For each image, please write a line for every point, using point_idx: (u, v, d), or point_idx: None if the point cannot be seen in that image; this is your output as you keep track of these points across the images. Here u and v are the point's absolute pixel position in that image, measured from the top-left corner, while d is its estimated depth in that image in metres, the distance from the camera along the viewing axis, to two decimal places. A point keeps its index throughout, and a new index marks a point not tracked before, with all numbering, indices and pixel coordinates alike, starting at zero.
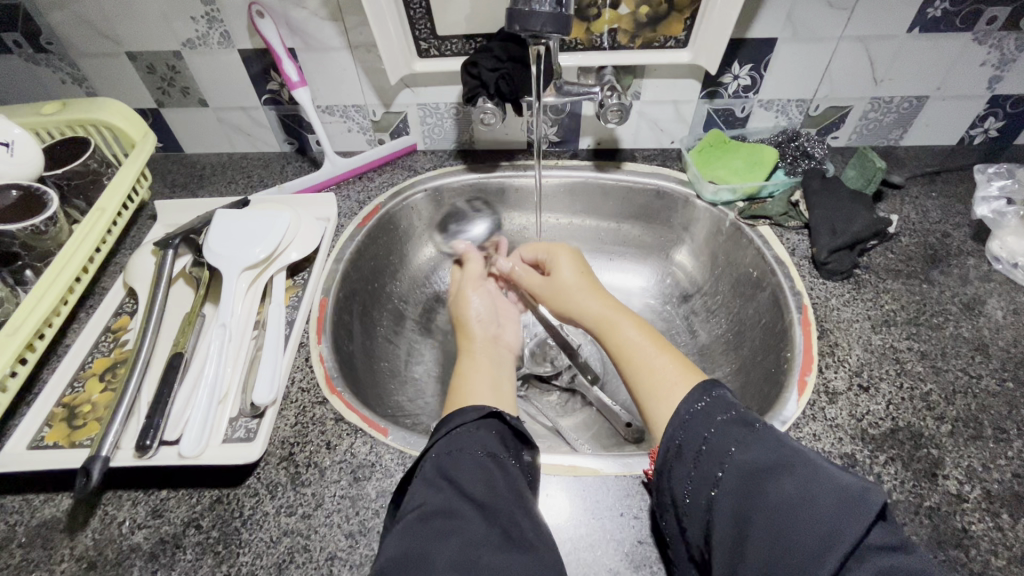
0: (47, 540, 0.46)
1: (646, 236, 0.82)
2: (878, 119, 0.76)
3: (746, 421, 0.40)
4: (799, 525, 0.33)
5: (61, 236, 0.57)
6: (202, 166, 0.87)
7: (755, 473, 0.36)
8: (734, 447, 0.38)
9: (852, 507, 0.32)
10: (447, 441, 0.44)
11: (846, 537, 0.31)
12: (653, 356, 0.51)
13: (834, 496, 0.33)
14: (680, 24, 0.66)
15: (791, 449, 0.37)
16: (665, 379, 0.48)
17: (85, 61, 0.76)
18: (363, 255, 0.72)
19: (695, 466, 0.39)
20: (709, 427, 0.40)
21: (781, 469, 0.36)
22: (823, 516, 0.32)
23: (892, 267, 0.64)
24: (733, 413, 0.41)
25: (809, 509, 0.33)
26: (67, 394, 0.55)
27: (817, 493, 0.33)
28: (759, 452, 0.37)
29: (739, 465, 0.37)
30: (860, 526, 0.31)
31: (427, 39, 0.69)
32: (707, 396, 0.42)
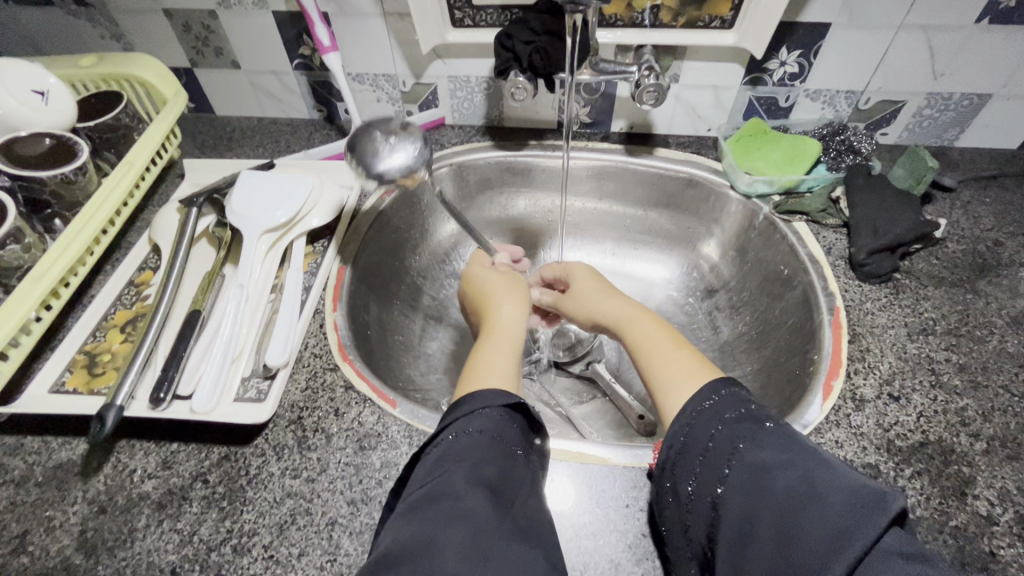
0: (62, 482, 0.48)
1: (674, 227, 0.79)
2: (934, 116, 0.72)
3: (757, 418, 0.39)
4: (806, 523, 0.31)
5: (90, 187, 0.58)
6: (231, 129, 0.87)
7: (762, 469, 0.35)
8: (743, 444, 0.37)
9: (864, 505, 0.30)
10: (474, 419, 0.41)
11: (858, 536, 0.29)
12: (670, 351, 0.49)
13: (845, 497, 0.31)
14: (727, 4, 0.63)
15: (804, 446, 0.36)
16: (678, 373, 0.46)
17: (123, 16, 0.77)
18: (383, 226, 0.72)
19: (701, 461, 0.39)
20: (716, 425, 0.39)
21: (791, 466, 0.34)
22: (834, 517, 0.30)
23: (935, 273, 0.60)
24: (743, 411, 0.39)
25: (816, 506, 0.31)
26: (89, 342, 0.56)
27: (827, 491, 0.32)
28: (771, 449, 0.36)
29: (748, 463, 0.36)
30: (874, 526, 0.29)
31: (462, 7, 0.67)
32: (716, 395, 0.41)
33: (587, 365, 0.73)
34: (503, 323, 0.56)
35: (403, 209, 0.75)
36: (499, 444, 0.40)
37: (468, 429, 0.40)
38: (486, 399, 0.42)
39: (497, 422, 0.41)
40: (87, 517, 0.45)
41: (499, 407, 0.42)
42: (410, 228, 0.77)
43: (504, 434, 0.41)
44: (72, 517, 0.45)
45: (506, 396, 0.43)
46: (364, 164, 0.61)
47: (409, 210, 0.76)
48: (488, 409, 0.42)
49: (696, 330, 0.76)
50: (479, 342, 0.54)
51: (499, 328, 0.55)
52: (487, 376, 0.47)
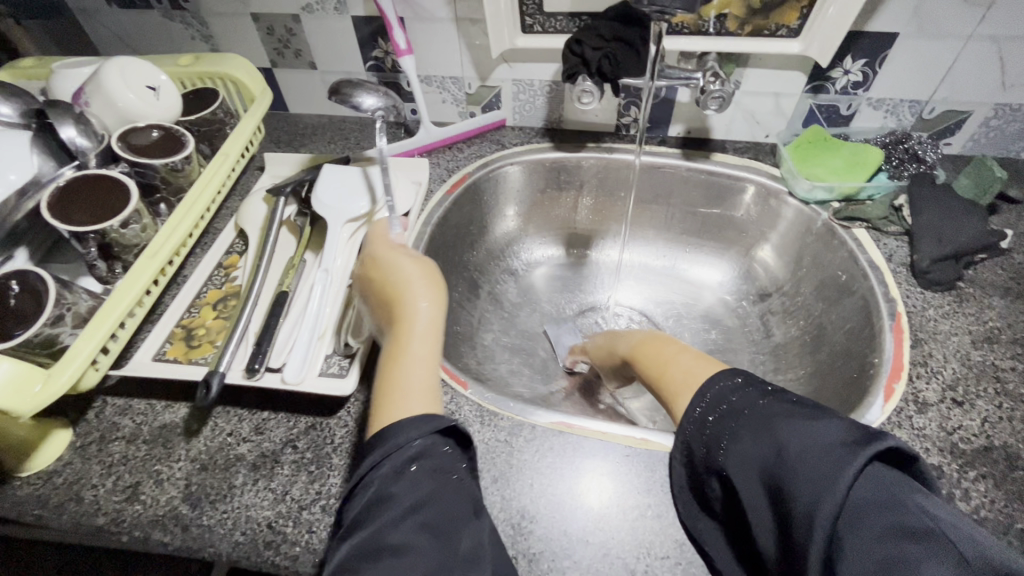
0: (167, 440, 0.52)
1: (728, 231, 0.81)
2: (1000, 127, 0.71)
3: (734, 407, 0.38)
4: (788, 495, 0.31)
5: (192, 175, 0.63)
6: (304, 126, 0.93)
7: (746, 458, 0.35)
8: (726, 439, 0.37)
9: (831, 466, 0.30)
10: (404, 451, 0.38)
11: (832, 498, 0.29)
12: (677, 357, 0.47)
13: (816, 466, 0.31)
14: (795, 13, 0.64)
15: (779, 413, 0.35)
16: (682, 374, 0.45)
17: (213, 19, 0.83)
18: (448, 221, 0.75)
19: (703, 462, 0.38)
20: (704, 427, 0.38)
21: (765, 447, 0.34)
22: (807, 488, 0.30)
23: (1000, 283, 0.60)
24: (723, 405, 0.38)
25: (793, 478, 0.31)
26: (185, 317, 0.61)
27: (798, 459, 0.32)
28: (747, 435, 0.35)
29: (735, 458, 0.36)
30: (844, 483, 0.29)
31: (533, 14, 0.71)
32: (705, 399, 0.39)
33: None
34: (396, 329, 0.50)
35: (466, 205, 0.78)
36: (439, 478, 0.38)
37: (402, 458, 0.38)
38: (414, 428, 0.39)
39: (432, 454, 0.39)
40: (191, 473, 0.50)
41: (429, 433, 0.39)
42: (472, 224, 0.80)
43: (443, 463, 0.38)
44: (178, 472, 0.50)
45: (433, 421, 0.40)
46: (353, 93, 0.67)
47: (471, 206, 0.79)
48: (416, 440, 0.39)
49: (747, 333, 0.77)
50: (383, 348, 0.49)
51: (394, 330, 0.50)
52: (407, 397, 0.43)
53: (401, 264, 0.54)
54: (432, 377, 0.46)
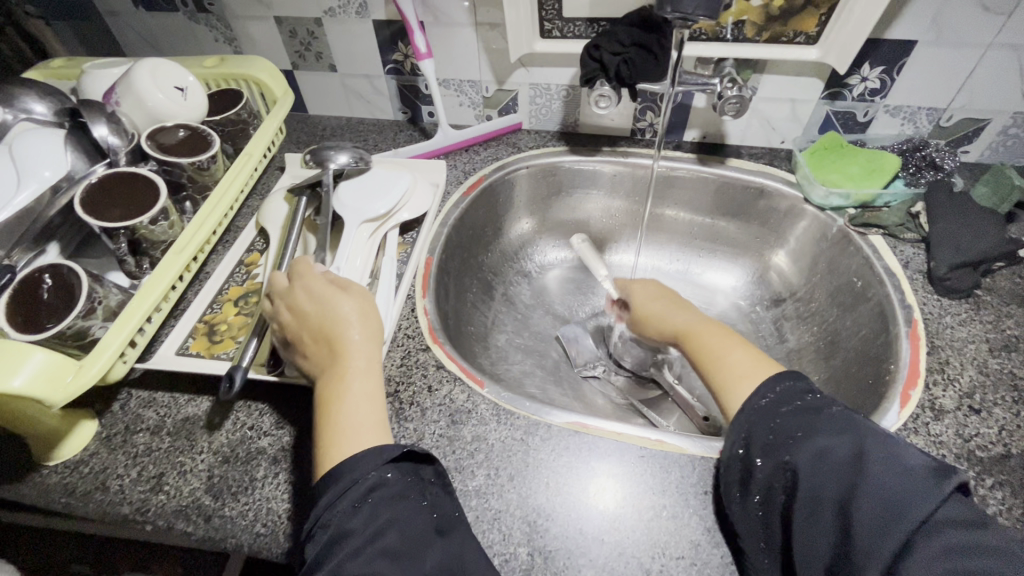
0: (190, 432, 0.54)
1: (742, 236, 0.81)
2: (1019, 135, 0.71)
3: (813, 411, 0.41)
4: (864, 500, 0.34)
5: (217, 174, 0.64)
6: (323, 127, 0.94)
7: (819, 457, 0.38)
8: (801, 434, 0.40)
9: (918, 486, 0.33)
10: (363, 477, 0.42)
11: (913, 514, 0.32)
12: (729, 352, 0.52)
13: (904, 476, 0.34)
14: (813, 20, 0.65)
15: (856, 427, 0.39)
16: (738, 371, 0.50)
17: (238, 22, 0.84)
18: (463, 223, 0.76)
19: (764, 452, 0.41)
20: (775, 419, 0.42)
21: (846, 452, 0.37)
22: (889, 491, 0.33)
23: (1018, 292, 0.60)
24: (797, 405, 0.43)
25: (871, 485, 0.34)
26: (208, 313, 0.62)
27: (884, 471, 0.35)
28: (829, 437, 0.38)
29: (808, 451, 0.38)
30: (929, 504, 0.32)
31: (552, 20, 0.72)
32: (773, 393, 0.45)
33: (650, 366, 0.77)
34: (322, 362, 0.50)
35: (482, 207, 0.79)
36: (398, 504, 0.41)
37: (361, 486, 0.41)
38: (372, 461, 0.42)
39: (383, 482, 0.42)
40: (213, 465, 0.51)
41: (388, 462, 0.43)
42: (487, 226, 0.81)
43: (398, 489, 0.42)
44: (200, 464, 0.51)
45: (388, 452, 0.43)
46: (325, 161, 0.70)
47: (487, 208, 0.80)
48: (371, 472, 0.42)
49: (761, 338, 0.77)
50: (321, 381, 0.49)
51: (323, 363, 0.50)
52: (355, 433, 0.45)
53: (333, 300, 0.52)
54: (378, 411, 0.47)
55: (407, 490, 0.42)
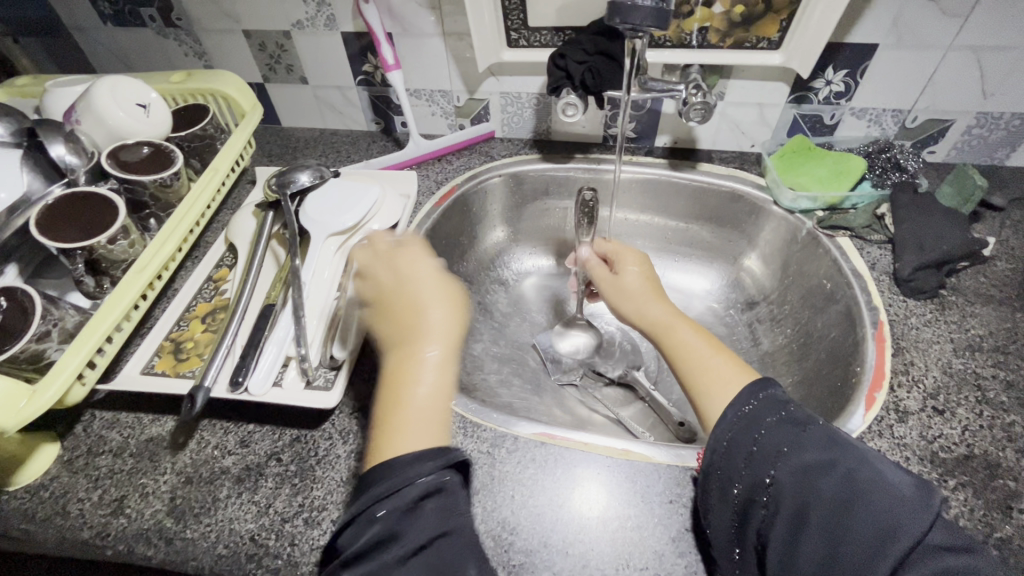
0: (154, 453, 0.53)
1: (715, 239, 0.81)
2: (983, 135, 0.72)
3: (796, 422, 0.41)
4: (858, 521, 0.34)
5: (181, 191, 0.64)
6: (296, 139, 0.94)
7: (808, 474, 0.37)
8: (787, 448, 0.39)
9: (909, 507, 0.34)
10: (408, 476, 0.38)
11: (907, 536, 0.33)
12: (710, 356, 0.51)
13: (892, 498, 0.35)
14: (775, 25, 0.65)
15: (838, 443, 0.39)
16: (720, 379, 0.49)
17: (206, 36, 0.84)
18: (436, 233, 0.76)
19: (745, 463, 0.40)
20: (758, 429, 0.41)
21: (835, 469, 0.37)
22: (881, 514, 0.34)
23: (982, 291, 0.60)
24: (782, 413, 0.42)
25: (864, 505, 0.35)
26: (174, 331, 0.62)
27: (875, 491, 0.35)
28: (815, 453, 0.38)
29: (793, 466, 0.38)
30: (920, 525, 0.33)
31: (518, 29, 0.72)
32: (755, 398, 0.43)
33: (626, 371, 0.76)
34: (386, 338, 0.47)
35: (454, 217, 0.79)
36: (440, 512, 0.38)
37: (402, 489, 0.38)
38: (414, 462, 0.39)
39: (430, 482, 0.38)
40: (175, 486, 0.50)
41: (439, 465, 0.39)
42: (460, 235, 0.81)
43: (443, 496, 0.39)
44: (163, 485, 0.50)
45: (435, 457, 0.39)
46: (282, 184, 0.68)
47: (460, 218, 0.80)
48: (419, 474, 0.38)
49: (735, 342, 0.77)
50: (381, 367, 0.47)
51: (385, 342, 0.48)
52: (415, 428, 0.42)
53: (422, 277, 0.49)
54: (444, 408, 0.44)
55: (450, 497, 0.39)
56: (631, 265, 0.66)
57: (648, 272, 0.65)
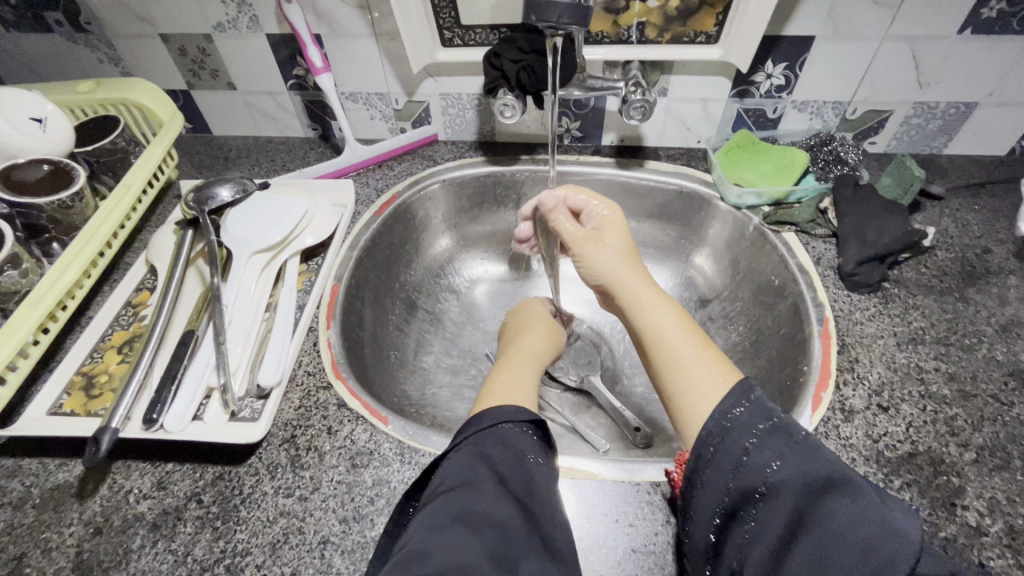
0: (59, 503, 0.48)
1: (666, 238, 0.80)
2: (921, 125, 0.72)
3: (789, 432, 0.38)
4: (847, 550, 0.32)
5: (88, 212, 0.59)
6: (228, 149, 0.88)
7: (799, 494, 0.35)
8: (778, 462, 0.36)
9: (902, 538, 0.32)
10: (496, 433, 0.43)
11: (897, 569, 0.31)
12: (695, 351, 0.48)
13: (884, 525, 0.32)
14: (711, 19, 0.64)
15: (832, 458, 0.36)
16: (705, 378, 0.45)
17: (120, 41, 0.78)
18: (377, 243, 0.72)
19: (733, 474, 0.38)
20: (749, 438, 0.38)
21: (827, 491, 0.34)
22: (871, 544, 0.32)
23: (924, 282, 0.61)
24: (772, 421, 0.39)
25: (855, 534, 0.32)
26: (86, 364, 0.56)
27: (868, 518, 0.32)
28: (807, 470, 0.35)
29: (782, 483, 0.35)
30: (911, 558, 0.31)
31: (451, 28, 0.69)
32: (746, 400, 0.40)
33: (583, 377, 0.72)
34: (528, 351, 0.61)
35: (397, 226, 0.75)
36: (519, 459, 0.42)
37: (491, 441, 0.42)
38: (503, 413, 0.44)
39: (518, 437, 0.43)
40: (83, 539, 0.46)
41: (521, 420, 0.44)
42: (405, 244, 0.78)
43: (522, 446, 0.43)
44: (68, 539, 0.46)
45: (525, 412, 0.45)
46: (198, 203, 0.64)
47: (403, 226, 0.77)
48: (508, 423, 0.43)
49: None
50: (502, 363, 0.58)
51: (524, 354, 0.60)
52: (504, 393, 0.50)
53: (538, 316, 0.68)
54: (525, 388, 0.53)
55: (530, 450, 0.43)
56: (612, 228, 0.59)
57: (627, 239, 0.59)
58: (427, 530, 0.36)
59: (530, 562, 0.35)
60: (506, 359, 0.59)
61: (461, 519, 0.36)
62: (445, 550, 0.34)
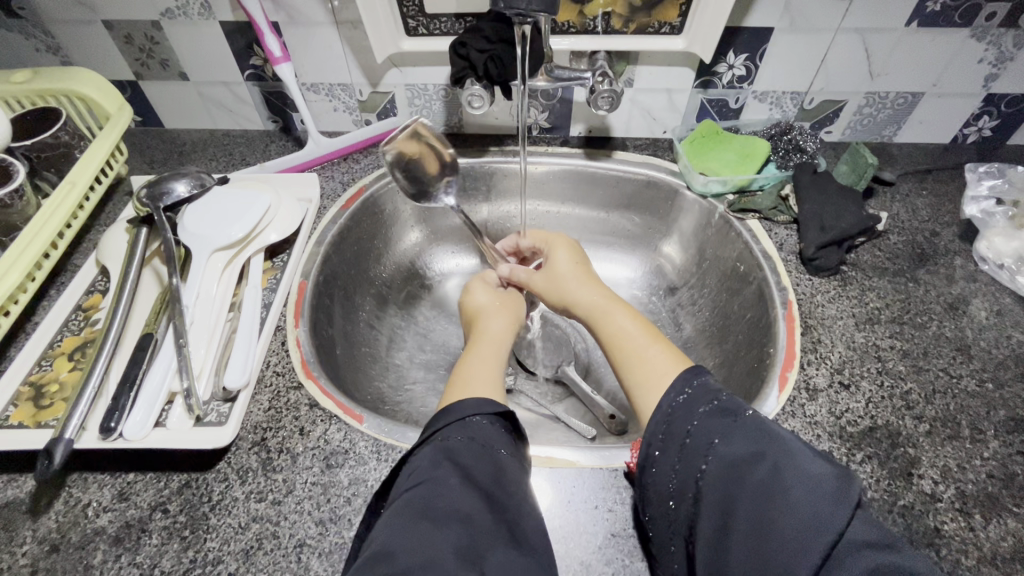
0: (9, 521, 0.45)
1: (636, 228, 0.81)
2: (872, 114, 0.75)
3: (728, 412, 0.40)
4: (780, 515, 0.32)
5: (29, 210, 0.56)
6: (182, 143, 0.84)
7: (734, 467, 0.36)
8: (717, 440, 0.38)
9: (831, 499, 0.32)
10: (465, 427, 0.43)
11: (830, 529, 0.31)
12: (647, 347, 0.50)
13: (812, 490, 0.33)
14: (675, 10, 0.65)
15: (770, 431, 0.38)
16: (656, 369, 0.48)
17: (59, 28, 0.73)
18: (345, 238, 0.70)
19: (680, 457, 0.39)
20: (689, 421, 0.40)
21: (761, 461, 0.35)
22: (804, 509, 0.32)
23: (879, 264, 0.63)
24: (715, 403, 0.41)
25: (786, 499, 0.33)
26: (34, 372, 0.53)
27: (799, 483, 0.33)
28: (742, 444, 0.37)
29: (722, 458, 0.37)
30: (840, 519, 0.31)
31: (416, 16, 0.67)
32: (688, 388, 0.42)
33: (557, 368, 0.73)
34: (493, 331, 0.61)
35: (365, 220, 0.74)
36: (488, 453, 0.42)
37: (459, 436, 0.42)
38: (473, 406, 0.44)
39: (487, 431, 0.43)
40: (38, 558, 0.43)
41: (491, 415, 0.44)
42: (374, 238, 0.76)
43: (493, 441, 0.43)
44: (22, 558, 0.43)
45: (485, 404, 0.45)
46: (151, 199, 0.61)
47: (371, 221, 0.75)
48: (477, 416, 0.44)
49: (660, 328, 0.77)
50: (468, 350, 0.58)
51: (489, 337, 0.60)
52: (474, 385, 0.51)
53: (495, 318, 0.63)
54: (490, 375, 0.53)
55: (499, 442, 0.43)
56: (560, 250, 0.65)
57: (578, 258, 0.64)
58: (394, 528, 0.35)
59: (499, 552, 0.35)
60: (474, 344, 0.59)
61: (427, 515, 0.36)
62: (409, 546, 0.34)
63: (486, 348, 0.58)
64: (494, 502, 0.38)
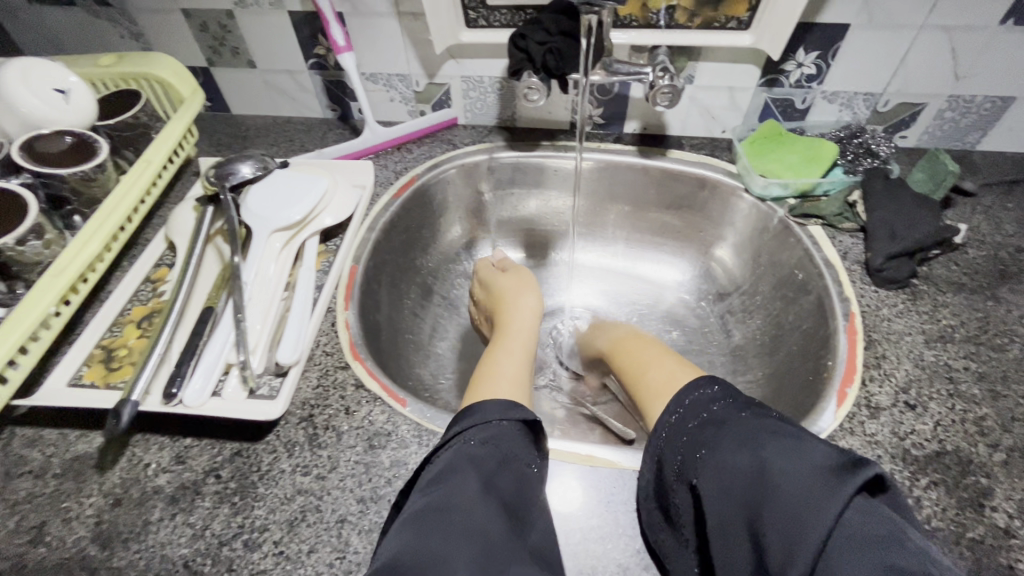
0: (79, 473, 0.48)
1: (687, 230, 0.79)
2: (955, 119, 0.70)
3: (717, 421, 0.41)
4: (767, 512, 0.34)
5: (108, 184, 0.60)
6: (247, 128, 0.88)
7: (728, 478, 0.37)
8: (704, 450, 0.40)
9: (819, 490, 0.32)
10: (481, 433, 0.42)
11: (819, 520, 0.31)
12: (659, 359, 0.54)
13: (800, 483, 0.33)
14: (744, 4, 0.62)
15: (766, 430, 0.38)
16: (665, 377, 0.51)
17: (142, 16, 0.77)
18: (395, 227, 0.71)
19: (677, 474, 0.41)
20: (681, 436, 0.42)
21: (748, 463, 0.36)
22: (793, 504, 0.33)
23: (954, 280, 0.59)
24: (704, 414, 0.42)
25: (776, 497, 0.34)
26: (106, 337, 0.56)
27: (781, 480, 0.34)
28: (729, 449, 0.38)
29: (711, 469, 0.39)
30: (830, 510, 0.31)
31: (477, 8, 0.67)
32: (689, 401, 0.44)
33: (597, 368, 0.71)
34: (517, 332, 0.61)
35: (415, 210, 0.75)
36: (506, 462, 0.41)
37: (473, 441, 0.42)
38: (498, 410, 0.44)
39: (505, 439, 0.42)
40: (102, 509, 0.46)
41: (514, 420, 0.44)
42: (422, 228, 0.77)
43: (510, 449, 0.42)
44: (88, 509, 0.46)
45: (515, 409, 0.44)
46: (218, 176, 0.64)
47: (421, 210, 0.76)
48: (502, 421, 0.43)
49: (707, 334, 0.75)
50: (493, 347, 0.59)
51: (514, 338, 0.60)
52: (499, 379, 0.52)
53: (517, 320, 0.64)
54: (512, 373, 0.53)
55: (515, 450, 0.42)
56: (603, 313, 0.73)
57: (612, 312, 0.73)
58: (407, 538, 0.35)
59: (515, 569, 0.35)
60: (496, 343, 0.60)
61: (439, 527, 0.36)
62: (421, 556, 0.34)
63: (516, 348, 0.59)
64: (512, 514, 0.39)
